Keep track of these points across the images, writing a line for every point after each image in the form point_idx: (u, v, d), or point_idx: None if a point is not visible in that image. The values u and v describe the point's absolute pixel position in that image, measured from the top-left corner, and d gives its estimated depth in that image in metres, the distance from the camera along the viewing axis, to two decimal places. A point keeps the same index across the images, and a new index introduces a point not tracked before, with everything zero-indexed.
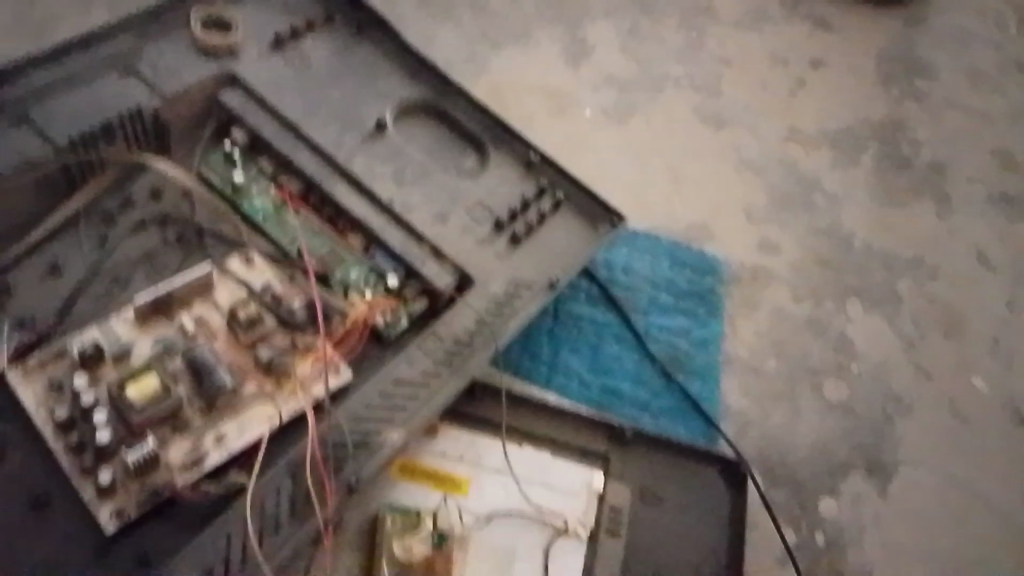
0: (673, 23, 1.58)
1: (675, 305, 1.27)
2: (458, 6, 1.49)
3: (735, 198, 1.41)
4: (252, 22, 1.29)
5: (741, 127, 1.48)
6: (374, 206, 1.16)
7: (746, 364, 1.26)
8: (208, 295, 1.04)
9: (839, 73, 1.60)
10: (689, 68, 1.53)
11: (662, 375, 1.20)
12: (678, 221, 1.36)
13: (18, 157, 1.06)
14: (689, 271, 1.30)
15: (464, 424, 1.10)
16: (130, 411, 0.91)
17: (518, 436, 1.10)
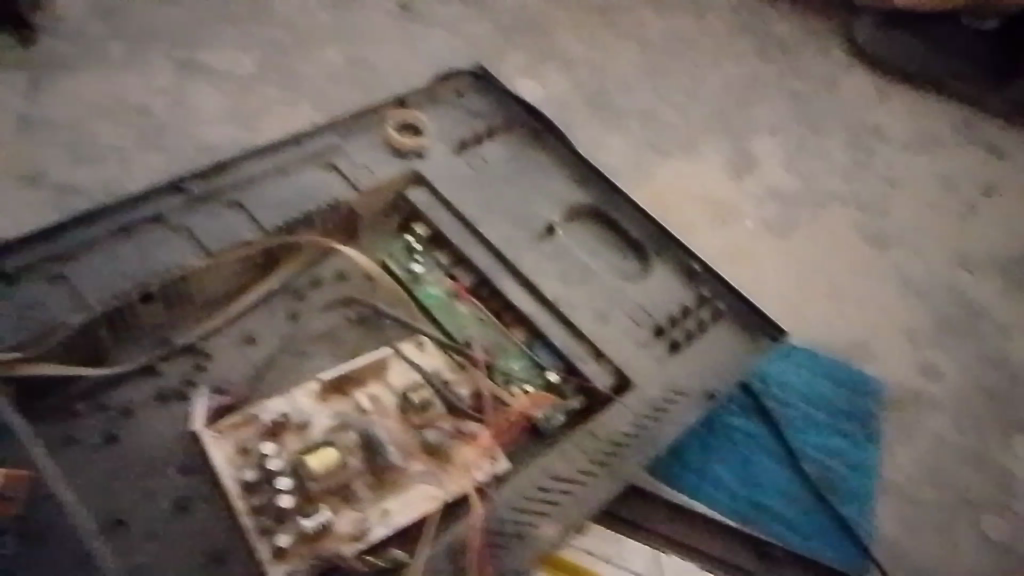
0: (839, 141, 1.58)
1: (832, 425, 1.23)
2: (627, 117, 1.56)
3: (899, 319, 1.36)
4: (441, 126, 1.41)
5: (907, 249, 1.45)
6: (540, 302, 1.22)
7: (905, 493, 1.20)
8: (382, 376, 1.12)
9: (1015, 200, 1.55)
10: (854, 186, 1.52)
11: (814, 496, 1.16)
12: (838, 337, 1.33)
13: (234, 236, 1.17)
14: (849, 391, 1.26)
15: (613, 524, 1.11)
16: (311, 478, 0.98)
17: (664, 542, 1.11)
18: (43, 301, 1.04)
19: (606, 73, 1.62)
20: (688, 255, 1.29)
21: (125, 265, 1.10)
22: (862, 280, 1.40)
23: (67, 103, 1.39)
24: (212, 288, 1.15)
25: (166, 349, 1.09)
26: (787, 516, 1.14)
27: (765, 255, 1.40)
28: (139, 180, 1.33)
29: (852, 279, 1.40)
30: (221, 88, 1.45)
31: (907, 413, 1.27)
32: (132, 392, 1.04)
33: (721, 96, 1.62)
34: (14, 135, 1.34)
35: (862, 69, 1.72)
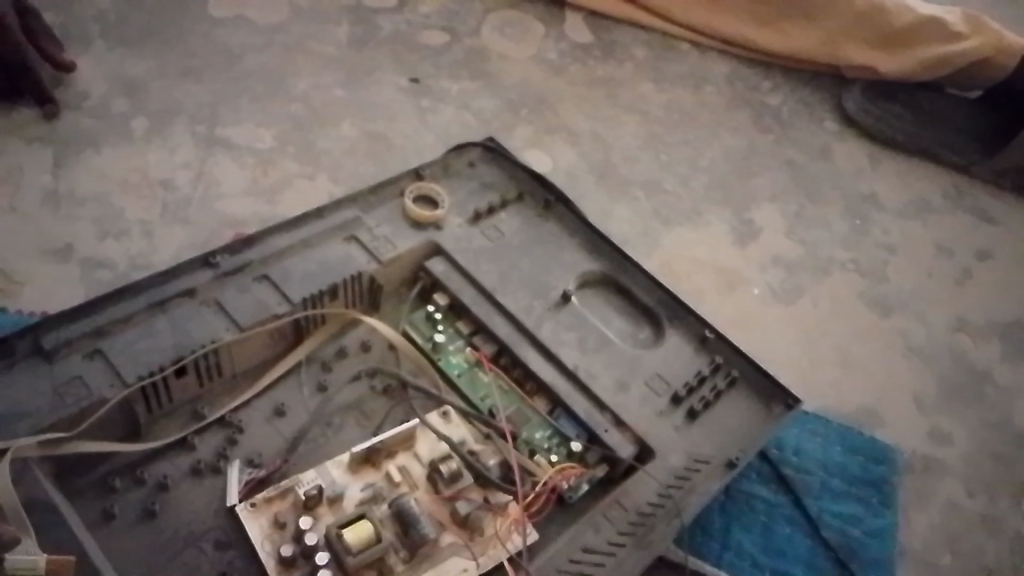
0: (839, 209, 1.64)
1: (848, 491, 1.26)
2: (634, 186, 1.59)
3: (904, 385, 1.42)
4: (457, 196, 1.43)
5: (908, 315, 1.51)
6: (559, 370, 1.23)
7: (921, 559, 1.23)
8: (411, 447, 1.13)
9: (1006, 265, 1.62)
10: (854, 253, 1.57)
11: (835, 564, 1.19)
12: (848, 403, 1.38)
13: (264, 310, 1.19)
14: (862, 457, 1.30)
15: None
16: (349, 553, 0.99)
17: None
18: (80, 377, 1.06)
19: (611, 144, 1.65)
20: (701, 323, 1.31)
21: (158, 340, 1.11)
22: (868, 348, 1.45)
23: (95, 181, 1.44)
24: (243, 362, 1.18)
25: (199, 423, 1.12)
26: None
27: (774, 323, 1.45)
28: (163, 254, 1.37)
29: (858, 347, 1.45)
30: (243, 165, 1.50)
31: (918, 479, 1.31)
32: (166, 467, 1.07)
33: (722, 164, 1.66)
34: (47, 215, 1.39)
35: (856, 135, 1.78)
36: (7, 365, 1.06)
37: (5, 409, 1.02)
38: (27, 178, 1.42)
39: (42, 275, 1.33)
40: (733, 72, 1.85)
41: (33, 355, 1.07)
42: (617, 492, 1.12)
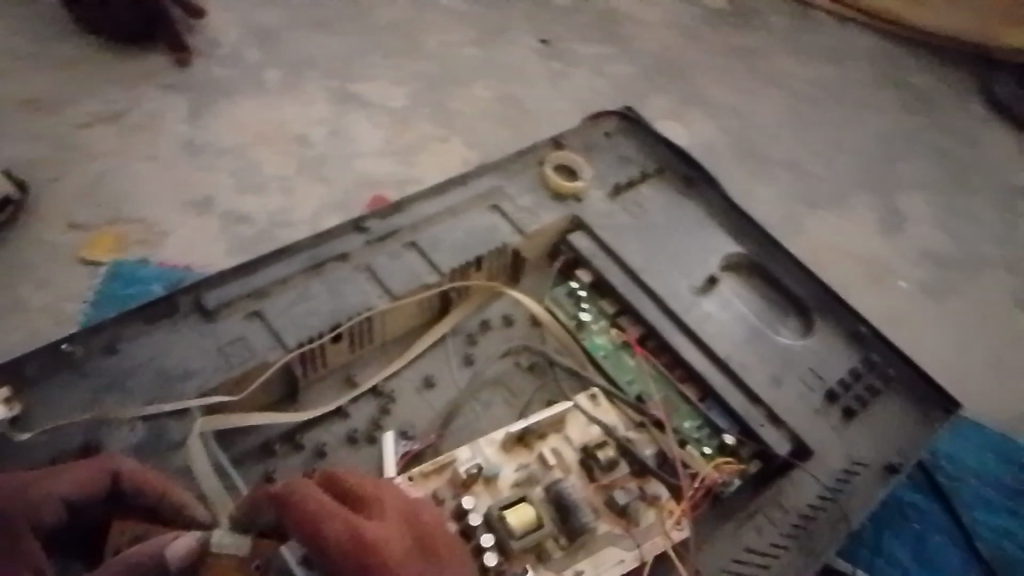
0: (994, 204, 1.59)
1: (1002, 505, 1.26)
2: (776, 167, 1.58)
3: None
4: (599, 168, 1.36)
5: None
6: (711, 359, 1.19)
7: None
8: (562, 430, 1.10)
9: None
10: (1004, 250, 1.54)
11: None
12: (999, 406, 1.37)
13: (415, 279, 1.15)
14: (1017, 470, 1.29)
15: None
16: (512, 536, 0.98)
17: None
18: (243, 338, 1.05)
19: (749, 121, 1.64)
20: (857, 317, 1.25)
21: (316, 303, 1.10)
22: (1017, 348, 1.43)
23: (230, 134, 1.51)
24: (393, 331, 1.16)
25: (354, 391, 1.11)
26: None
27: (923, 319, 1.44)
28: (302, 211, 1.43)
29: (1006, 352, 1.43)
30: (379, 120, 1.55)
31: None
32: (323, 435, 1.07)
33: (866, 145, 1.63)
34: (186, 165, 1.46)
35: (1005, 126, 1.71)
36: (171, 321, 1.06)
37: (174, 365, 1.02)
38: (166, 127, 1.50)
39: (182, 227, 1.39)
40: (877, 48, 1.80)
41: (195, 311, 1.07)
42: (776, 491, 1.10)
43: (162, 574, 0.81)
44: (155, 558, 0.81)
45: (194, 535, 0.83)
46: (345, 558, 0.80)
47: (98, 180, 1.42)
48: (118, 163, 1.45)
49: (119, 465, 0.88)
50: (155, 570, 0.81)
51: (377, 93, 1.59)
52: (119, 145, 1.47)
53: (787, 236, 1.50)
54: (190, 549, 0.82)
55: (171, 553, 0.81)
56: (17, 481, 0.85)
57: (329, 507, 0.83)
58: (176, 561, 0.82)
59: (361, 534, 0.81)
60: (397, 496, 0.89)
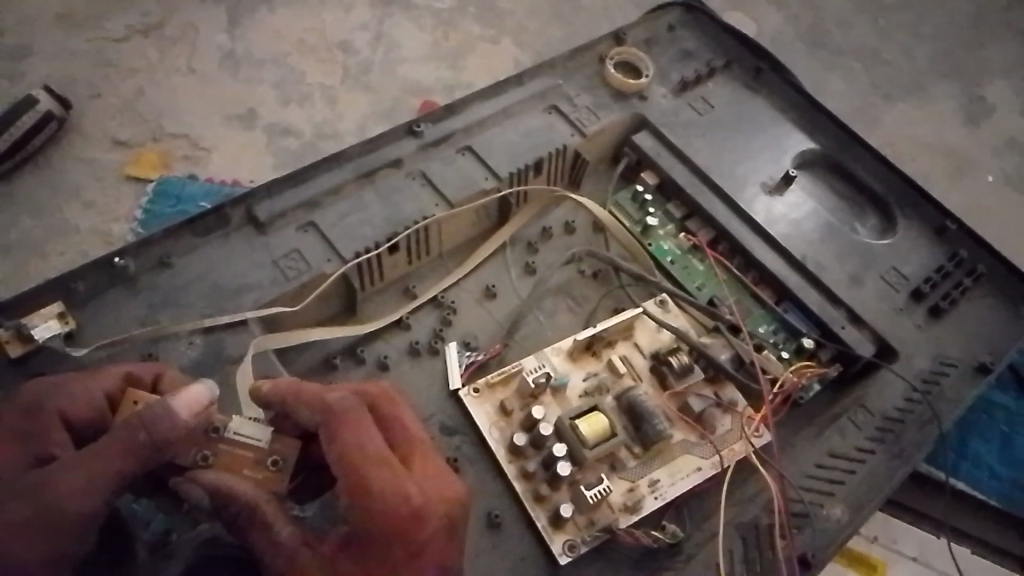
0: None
1: None
2: (849, 56, 1.61)
3: None
4: (662, 63, 1.27)
5: None
6: (786, 260, 1.11)
7: None
8: (630, 336, 1.04)
9: None
10: None
11: None
12: None
13: (471, 185, 1.09)
14: None
15: (905, 515, 1.10)
16: (585, 447, 0.93)
17: (962, 538, 1.10)
18: (297, 250, 1.02)
19: (821, 8, 1.67)
20: (942, 212, 1.17)
21: (370, 213, 1.05)
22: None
23: (269, 43, 1.52)
24: (449, 241, 1.11)
25: (413, 302, 1.07)
26: None
27: (1008, 208, 1.46)
28: (349, 120, 1.46)
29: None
30: (423, 19, 1.58)
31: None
32: (383, 346, 1.03)
33: (947, 32, 1.65)
34: (227, 78, 1.47)
35: None
36: (222, 235, 1.02)
37: (227, 281, 0.99)
38: (203, 38, 1.50)
39: (231, 140, 1.42)
40: None
41: (245, 224, 1.03)
42: (859, 395, 1.04)
43: (172, 423, 0.75)
44: (162, 411, 0.74)
45: (200, 387, 0.78)
46: (385, 517, 0.76)
47: (139, 98, 1.43)
48: (157, 76, 1.45)
49: (158, 369, 0.85)
50: (160, 419, 0.74)
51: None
52: (157, 58, 1.47)
53: (864, 128, 1.52)
54: (198, 403, 0.77)
55: (178, 402, 0.76)
56: (53, 381, 0.82)
57: (379, 457, 0.79)
58: (187, 413, 0.76)
59: (410, 495, 0.78)
60: (432, 460, 0.85)
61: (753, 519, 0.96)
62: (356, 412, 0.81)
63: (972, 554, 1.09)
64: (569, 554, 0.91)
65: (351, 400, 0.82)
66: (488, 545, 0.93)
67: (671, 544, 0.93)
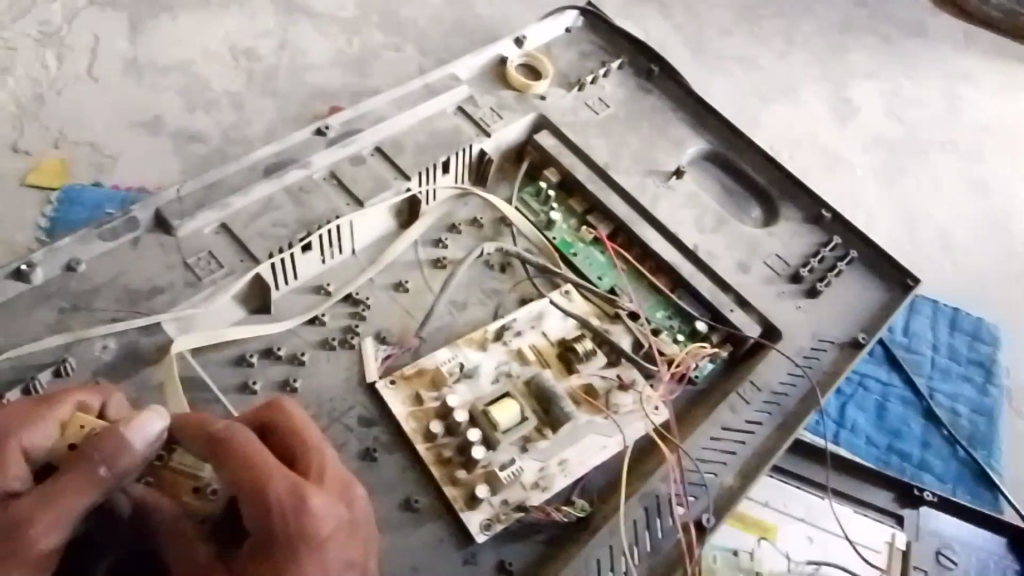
0: (937, 88, 1.78)
1: (954, 371, 1.37)
2: (730, 62, 1.74)
3: (1004, 251, 1.57)
4: (559, 66, 1.34)
5: (1010, 192, 1.65)
6: (679, 250, 1.19)
7: None
8: (538, 326, 1.10)
9: None
10: (951, 134, 1.71)
11: (947, 441, 1.29)
12: (957, 271, 1.52)
13: (381, 184, 1.13)
14: (967, 339, 1.41)
15: (789, 477, 1.17)
16: (497, 430, 0.99)
17: (845, 497, 1.17)
18: (210, 251, 1.04)
19: (703, 17, 1.79)
20: (817, 203, 1.27)
21: (282, 214, 1.08)
22: (961, 219, 1.60)
23: (172, 50, 1.53)
24: (361, 239, 1.14)
25: (326, 300, 1.09)
26: (923, 461, 1.27)
27: (877, 199, 1.59)
28: (255, 125, 1.48)
29: (942, 207, 1.60)
30: (329, 24, 1.62)
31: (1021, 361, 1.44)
32: (297, 342, 1.06)
33: (817, 40, 1.80)
34: (129, 85, 1.47)
35: (945, 16, 1.91)
36: (132, 239, 1.03)
37: (140, 283, 1.00)
38: (103, 45, 1.51)
39: (134, 145, 1.42)
40: None
41: (156, 227, 1.04)
42: (749, 371, 1.11)
43: (129, 457, 0.76)
44: (119, 445, 0.76)
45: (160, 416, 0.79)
46: (287, 521, 0.78)
47: (38, 107, 1.42)
48: (57, 84, 1.45)
49: (106, 398, 0.86)
50: (119, 453, 0.75)
51: (338, 6, 1.65)
52: (57, 66, 1.47)
53: (747, 127, 1.64)
54: (154, 433, 0.78)
55: (133, 437, 0.76)
56: (6, 414, 0.81)
57: (273, 466, 0.79)
58: (144, 445, 0.77)
59: (308, 499, 0.79)
60: (333, 463, 0.86)
61: (654, 489, 1.01)
62: (241, 433, 0.81)
63: (855, 512, 1.16)
64: (485, 533, 0.96)
65: (235, 425, 0.82)
66: (408, 529, 0.96)
67: (580, 518, 1.00)
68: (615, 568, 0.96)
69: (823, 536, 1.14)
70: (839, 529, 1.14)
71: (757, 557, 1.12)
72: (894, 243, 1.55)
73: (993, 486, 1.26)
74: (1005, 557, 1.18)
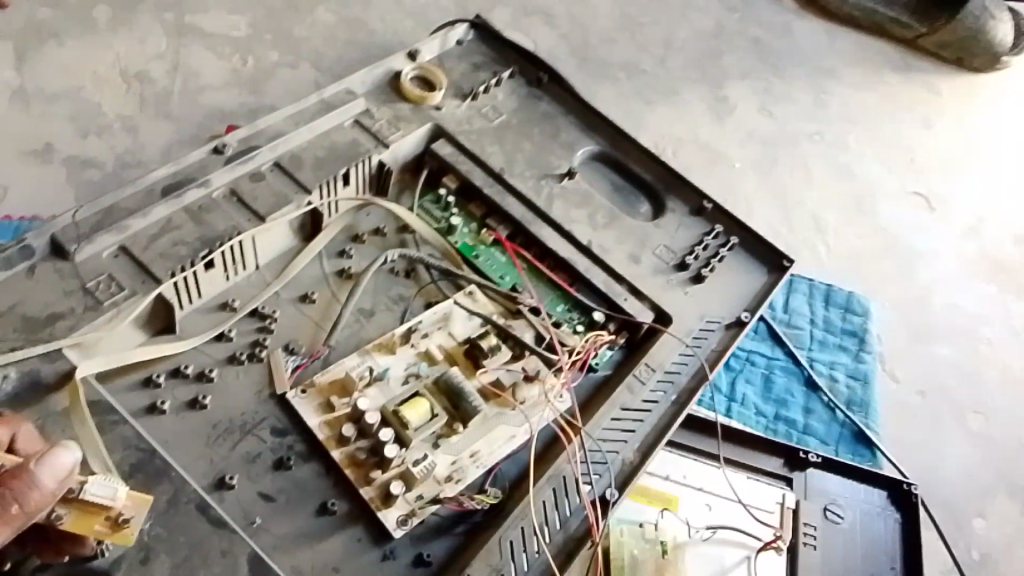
0: (806, 84, 1.91)
1: (832, 342, 1.49)
2: (615, 68, 1.83)
3: (871, 231, 1.70)
4: (450, 78, 1.40)
5: (874, 176, 1.79)
6: (574, 246, 1.26)
7: (897, 396, 1.51)
8: (444, 327, 1.15)
9: (936, 141, 1.89)
10: (820, 125, 1.85)
11: (828, 406, 1.40)
12: (831, 253, 1.65)
13: (281, 199, 1.16)
14: (841, 311, 1.53)
15: (686, 450, 1.26)
16: (408, 429, 1.03)
17: (737, 464, 1.27)
18: (109, 275, 1.05)
19: (588, 26, 1.88)
20: (700, 195, 1.36)
21: (182, 233, 1.10)
22: (832, 203, 1.73)
23: (60, 78, 1.52)
24: (265, 255, 1.17)
25: (233, 316, 1.11)
26: (808, 426, 1.38)
27: (755, 189, 1.71)
28: (151, 148, 1.48)
29: (815, 194, 1.73)
30: (222, 45, 1.63)
31: (889, 328, 1.58)
32: (205, 359, 1.08)
33: (694, 43, 1.92)
34: (16, 114, 1.46)
35: (810, 17, 2.06)
36: (28, 268, 1.03)
37: (39, 311, 1.00)
38: None
39: (26, 174, 1.41)
40: None
41: (53, 255, 1.05)
42: (644, 354, 1.18)
43: (38, 493, 0.77)
44: (26, 482, 0.76)
45: (71, 453, 0.79)
46: None
47: None
48: None
49: (14, 430, 0.87)
50: (28, 490, 0.76)
51: (230, 25, 1.66)
52: None
53: (634, 128, 1.74)
54: (65, 470, 0.79)
55: (43, 473, 0.77)
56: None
57: None
58: (52, 483, 0.78)
59: None
60: None
61: (560, 471, 1.07)
62: None
63: (748, 478, 1.26)
64: (401, 528, 1.00)
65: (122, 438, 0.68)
66: (324, 531, 1.00)
67: (494, 504, 1.05)
68: (527, 548, 1.02)
69: (720, 502, 1.22)
70: (733, 494, 1.23)
71: (661, 527, 1.19)
72: (773, 229, 1.66)
73: (871, 444, 1.37)
74: (887, 507, 1.28)
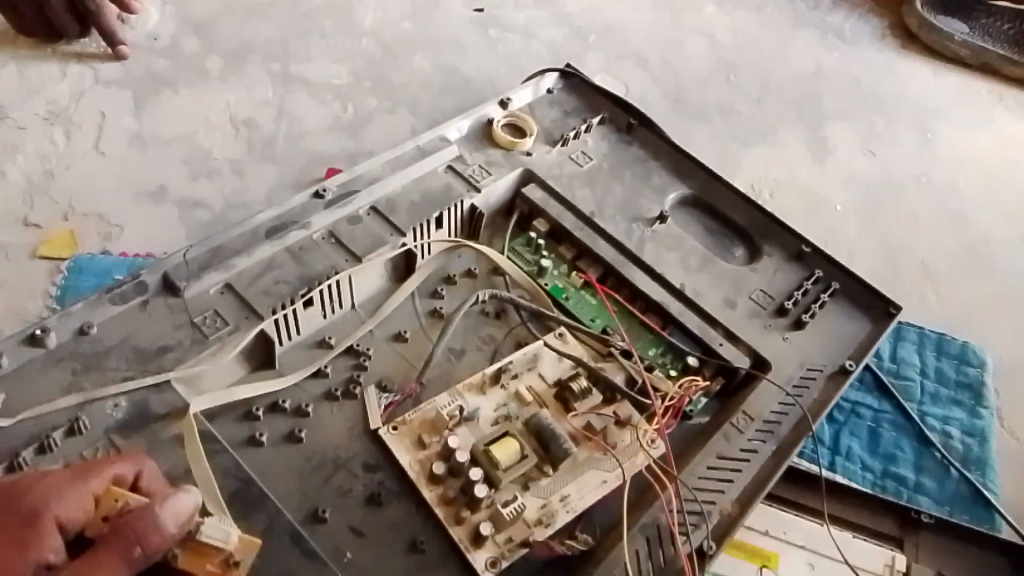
0: (910, 125, 1.85)
1: (944, 395, 1.41)
2: (709, 111, 1.81)
3: (985, 277, 1.62)
4: (543, 123, 1.41)
5: (985, 220, 1.71)
6: (667, 290, 1.24)
7: (1017, 454, 1.40)
8: (535, 367, 1.14)
9: None
10: (925, 167, 1.78)
11: (941, 462, 1.32)
12: (940, 300, 1.58)
13: (378, 241, 1.19)
14: (954, 361, 1.45)
15: (786, 504, 1.22)
16: (498, 469, 1.02)
17: (841, 522, 1.21)
18: (214, 310, 1.08)
19: (681, 71, 1.89)
20: (797, 239, 1.32)
21: (284, 272, 1.13)
22: (940, 248, 1.65)
23: (175, 123, 1.61)
24: (360, 293, 1.18)
25: (329, 353, 1.13)
26: (919, 482, 1.29)
27: (857, 232, 1.65)
28: (255, 189, 1.54)
29: (922, 239, 1.66)
30: (325, 92, 1.70)
31: (1005, 381, 1.49)
32: (302, 395, 1.10)
33: (790, 85, 1.89)
34: (134, 157, 1.55)
35: (912, 58, 2.01)
36: (141, 302, 1.08)
37: (149, 343, 1.05)
38: (110, 122, 1.59)
39: (139, 213, 1.48)
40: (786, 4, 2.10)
41: (165, 291, 1.09)
42: (741, 402, 1.14)
43: (159, 535, 0.79)
44: (151, 523, 0.79)
45: (189, 497, 0.83)
46: None
47: (49, 182, 1.50)
48: (66, 160, 1.53)
49: (139, 467, 0.89)
50: (151, 530, 0.79)
51: (333, 74, 1.74)
52: (65, 143, 1.55)
53: (728, 171, 1.71)
54: (183, 514, 0.82)
55: (165, 515, 0.80)
56: (47, 482, 0.83)
57: None
58: (171, 526, 0.81)
59: None
60: None
61: (654, 518, 1.03)
62: None
63: (853, 536, 1.20)
64: (491, 571, 0.98)
65: None
66: (411, 571, 0.98)
67: (585, 551, 1.03)
68: None
69: (822, 561, 1.17)
70: (837, 554, 1.17)
71: None
72: (878, 273, 1.59)
73: (989, 504, 1.28)
74: None
